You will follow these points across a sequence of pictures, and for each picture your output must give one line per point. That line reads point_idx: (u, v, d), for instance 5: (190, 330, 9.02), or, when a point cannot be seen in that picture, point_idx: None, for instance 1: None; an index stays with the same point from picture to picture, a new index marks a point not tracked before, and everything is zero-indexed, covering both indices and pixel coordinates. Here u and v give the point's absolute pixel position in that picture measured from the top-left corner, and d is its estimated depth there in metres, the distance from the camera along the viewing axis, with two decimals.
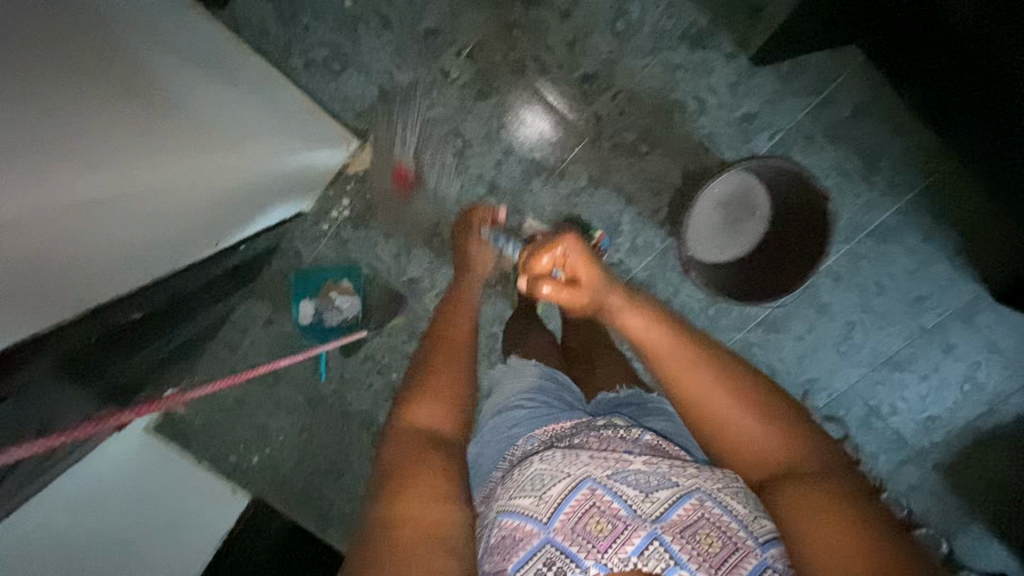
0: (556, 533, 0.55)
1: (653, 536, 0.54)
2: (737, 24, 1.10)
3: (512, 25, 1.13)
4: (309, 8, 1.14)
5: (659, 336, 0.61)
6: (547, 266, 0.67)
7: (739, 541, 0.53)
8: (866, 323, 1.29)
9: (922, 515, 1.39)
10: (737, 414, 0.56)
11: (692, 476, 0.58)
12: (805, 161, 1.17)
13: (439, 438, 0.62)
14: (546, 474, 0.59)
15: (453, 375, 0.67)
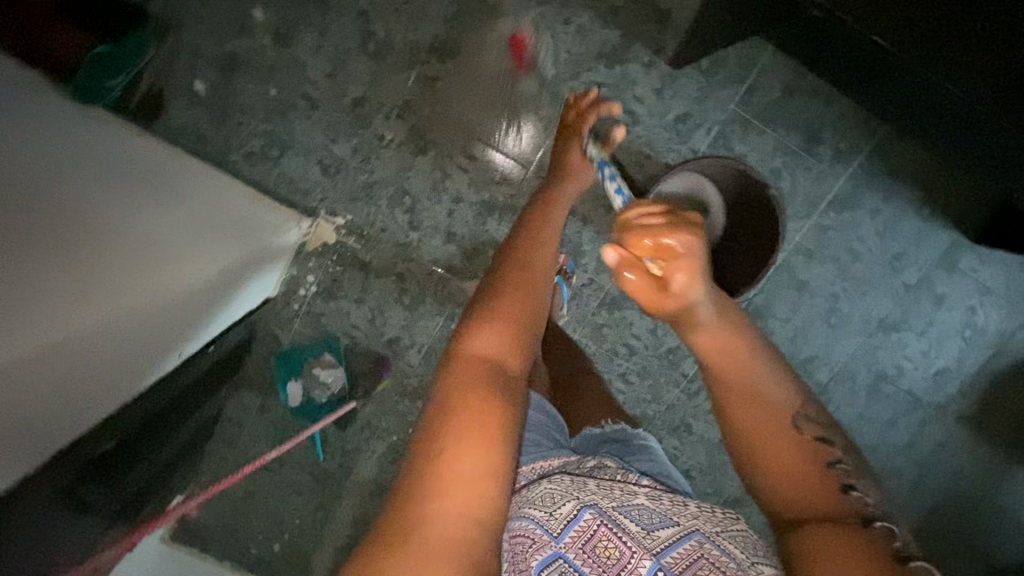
0: (566, 549, 0.57)
1: (655, 570, 0.55)
2: (647, 34, 1.12)
3: (434, 80, 1.16)
4: (238, 105, 1.18)
5: (725, 358, 0.62)
6: (647, 250, 0.59)
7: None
8: (849, 291, 1.28)
9: (959, 472, 1.34)
10: (784, 447, 0.59)
11: (692, 518, 0.60)
12: (747, 148, 1.17)
13: (504, 371, 0.58)
14: (557, 492, 0.61)
15: (526, 303, 0.62)
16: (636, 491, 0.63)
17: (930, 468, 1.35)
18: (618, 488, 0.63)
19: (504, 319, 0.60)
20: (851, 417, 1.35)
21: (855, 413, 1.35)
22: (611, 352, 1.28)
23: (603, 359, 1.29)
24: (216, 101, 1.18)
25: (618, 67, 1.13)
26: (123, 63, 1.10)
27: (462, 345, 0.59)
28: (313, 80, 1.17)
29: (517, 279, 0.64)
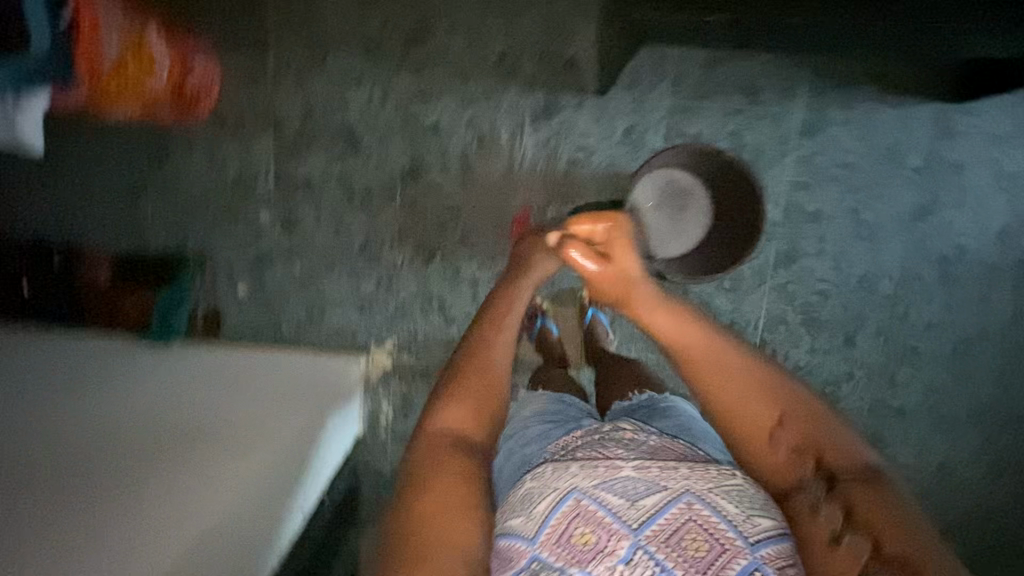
0: (542, 548, 0.65)
1: (636, 547, 0.63)
2: (567, 81, 1.24)
3: (414, 198, 1.30)
4: (273, 291, 1.35)
5: (676, 328, 0.78)
6: (587, 232, 0.82)
7: (727, 544, 0.63)
8: (866, 201, 1.28)
9: None
10: (760, 404, 0.74)
11: (680, 481, 0.68)
12: (699, 127, 1.25)
13: (467, 441, 0.76)
14: (534, 493, 0.70)
15: (479, 378, 0.81)
16: (622, 465, 0.71)
17: None
18: (601, 466, 0.71)
19: (463, 397, 0.79)
20: (936, 315, 1.33)
21: (939, 309, 1.33)
22: None
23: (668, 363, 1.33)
24: (254, 296, 1.35)
25: (558, 115, 1.25)
26: (177, 301, 1.30)
27: (436, 418, 0.77)
28: (325, 245, 1.33)
29: (470, 366, 0.81)
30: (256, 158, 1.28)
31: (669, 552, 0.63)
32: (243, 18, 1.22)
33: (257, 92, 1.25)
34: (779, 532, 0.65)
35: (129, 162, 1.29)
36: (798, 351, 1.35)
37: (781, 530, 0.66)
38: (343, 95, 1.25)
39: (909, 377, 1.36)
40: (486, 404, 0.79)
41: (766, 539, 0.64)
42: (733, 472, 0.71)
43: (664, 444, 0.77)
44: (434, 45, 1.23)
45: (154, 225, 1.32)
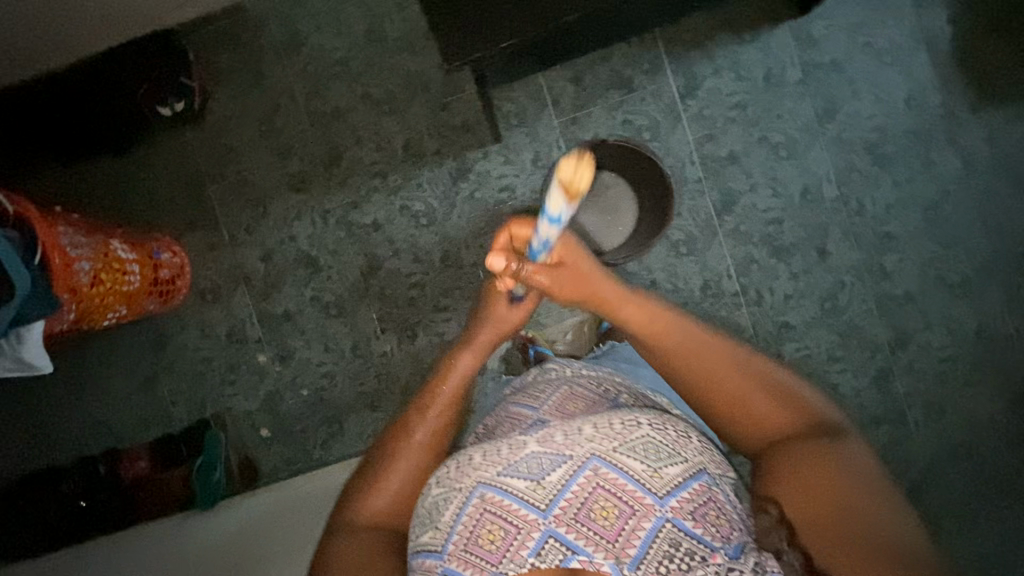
0: (451, 558, 0.75)
1: (548, 534, 0.73)
2: (467, 140, 1.39)
3: (380, 289, 1.41)
4: (291, 422, 1.44)
5: (661, 320, 0.84)
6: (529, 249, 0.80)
7: (638, 506, 0.73)
8: (770, 127, 1.35)
9: (1006, 148, 1.32)
10: (732, 385, 0.83)
11: (586, 448, 0.76)
12: (593, 130, 1.38)
13: (389, 522, 0.88)
14: (443, 500, 0.79)
15: (414, 449, 0.91)
16: (525, 443, 0.79)
17: (983, 168, 1.33)
18: (504, 451, 0.79)
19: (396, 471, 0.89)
20: (891, 197, 1.35)
21: (890, 191, 1.35)
22: None
23: None
24: (276, 433, 1.44)
25: (473, 171, 1.39)
26: (212, 459, 1.38)
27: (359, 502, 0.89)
28: (321, 362, 1.43)
29: (394, 447, 0.92)
30: (239, 312, 1.43)
31: (579, 528, 0.73)
32: (188, 202, 1.41)
33: (222, 257, 1.42)
34: (684, 479, 0.75)
35: (138, 357, 1.45)
36: (781, 282, 1.37)
37: (688, 473, 0.76)
38: (291, 231, 1.41)
39: (899, 263, 1.35)
40: (415, 482, 0.90)
41: (674, 490, 0.74)
42: (637, 423, 0.80)
43: (567, 393, 0.92)
44: (349, 159, 1.40)
45: (175, 403, 1.45)
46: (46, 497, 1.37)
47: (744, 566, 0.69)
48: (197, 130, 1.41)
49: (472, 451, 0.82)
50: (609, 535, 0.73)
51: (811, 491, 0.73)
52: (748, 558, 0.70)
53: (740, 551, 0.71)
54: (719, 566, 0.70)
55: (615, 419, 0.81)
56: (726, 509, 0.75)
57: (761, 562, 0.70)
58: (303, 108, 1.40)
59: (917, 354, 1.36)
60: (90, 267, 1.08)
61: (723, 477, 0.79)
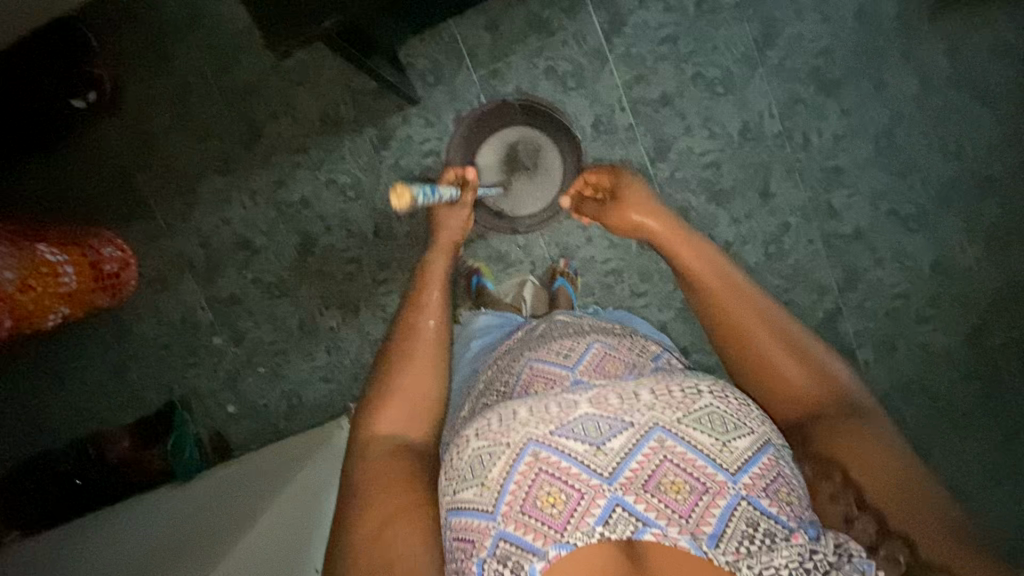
0: (505, 522, 0.58)
1: (614, 503, 0.58)
2: (384, 106, 1.33)
3: (317, 266, 1.41)
4: (252, 398, 1.50)
5: (701, 259, 0.79)
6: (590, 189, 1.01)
7: (710, 482, 0.58)
8: (704, 61, 1.25)
9: (960, 64, 1.21)
10: (774, 339, 0.71)
11: (647, 415, 0.62)
12: (514, 82, 1.29)
13: (408, 442, 0.73)
14: (487, 455, 0.62)
15: (415, 375, 0.78)
16: (576, 403, 0.65)
17: (936, 88, 1.22)
18: (555, 408, 0.64)
19: (416, 348, 0.81)
20: (839, 127, 1.25)
21: (838, 121, 1.25)
22: (605, 286, 1.36)
23: (607, 299, 1.36)
24: (239, 409, 1.51)
25: (394, 137, 1.34)
26: (181, 440, 1.46)
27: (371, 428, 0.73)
28: (271, 340, 1.46)
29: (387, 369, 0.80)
30: (187, 298, 1.46)
31: (648, 499, 0.58)
32: (121, 195, 1.41)
33: (162, 246, 1.43)
34: (756, 452, 0.60)
35: (103, 346, 1.52)
36: (722, 229, 1.30)
37: (760, 446, 0.61)
38: (224, 214, 1.41)
39: (848, 199, 1.27)
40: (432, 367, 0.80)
41: (748, 464, 0.59)
42: (699, 390, 0.65)
43: (602, 350, 0.79)
44: (268, 136, 1.36)
45: (146, 387, 1.53)
46: (47, 479, 1.44)
47: (825, 549, 0.54)
48: (115, 120, 1.39)
49: (514, 406, 0.67)
50: (682, 513, 0.57)
51: (884, 470, 0.58)
52: (827, 537, 0.55)
53: (819, 534, 0.56)
54: (803, 548, 0.54)
55: (669, 381, 0.67)
56: (798, 486, 0.60)
57: (842, 543, 0.54)
58: (213, 85, 1.35)
59: (868, 293, 1.30)
60: (15, 275, 1.12)
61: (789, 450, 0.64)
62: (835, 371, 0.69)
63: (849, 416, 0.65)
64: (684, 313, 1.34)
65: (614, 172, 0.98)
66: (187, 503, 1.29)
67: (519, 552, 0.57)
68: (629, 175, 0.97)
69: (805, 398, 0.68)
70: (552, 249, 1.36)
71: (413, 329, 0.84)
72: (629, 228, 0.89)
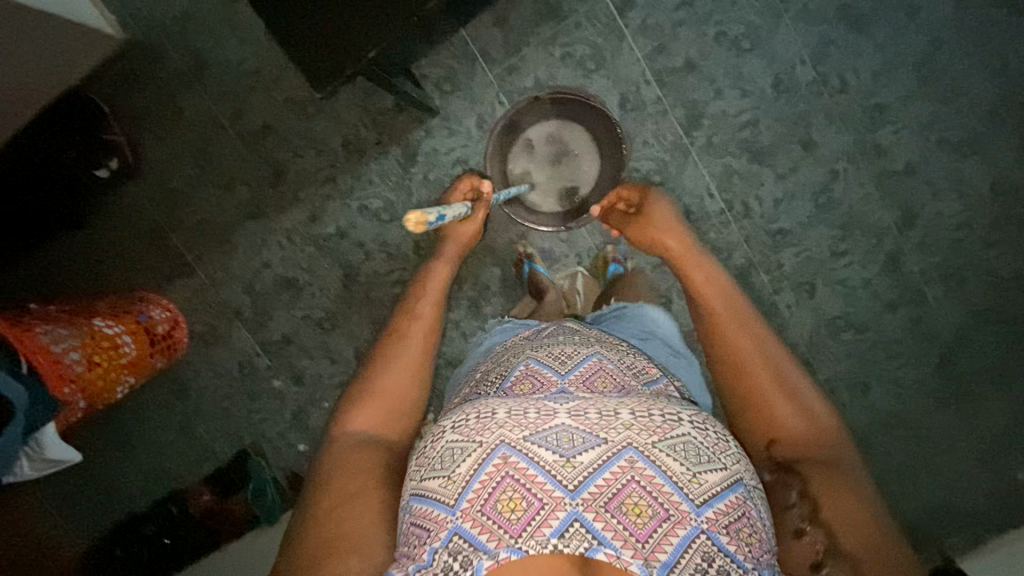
0: (463, 518, 0.59)
1: (572, 517, 0.58)
2: (406, 122, 1.31)
3: (364, 294, 1.40)
4: (320, 435, 1.50)
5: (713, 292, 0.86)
6: (618, 202, 1.14)
7: (672, 509, 0.58)
8: (725, 20, 1.21)
9: None
10: (769, 370, 0.75)
11: (622, 434, 0.62)
12: (532, 74, 1.26)
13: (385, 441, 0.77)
14: (460, 450, 0.63)
15: (398, 375, 0.82)
16: (556, 413, 0.65)
17: (970, 7, 1.18)
18: (533, 415, 0.65)
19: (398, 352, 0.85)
20: (875, 63, 1.20)
21: (873, 56, 1.20)
22: (656, 266, 1.33)
23: (660, 279, 1.34)
24: (308, 448, 1.51)
25: (420, 151, 1.31)
26: (261, 485, 1.47)
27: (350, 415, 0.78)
28: (331, 374, 1.45)
29: (381, 353, 0.86)
30: (241, 346, 1.46)
31: (608, 519, 0.58)
32: (158, 255, 1.41)
33: (207, 299, 1.43)
34: (726, 489, 0.61)
35: (168, 406, 1.53)
36: (768, 189, 1.27)
37: (730, 483, 0.61)
38: (263, 257, 1.40)
39: (895, 135, 1.23)
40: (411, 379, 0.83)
41: (714, 500, 0.60)
42: (679, 418, 0.66)
43: (599, 365, 0.77)
44: (294, 172, 1.35)
45: (215, 440, 1.53)
46: (135, 542, 1.47)
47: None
48: (138, 181, 1.38)
49: (495, 406, 0.67)
50: (640, 536, 0.57)
51: (838, 503, 0.62)
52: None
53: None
54: None
55: (652, 406, 0.67)
56: (763, 529, 0.61)
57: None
58: (231, 131, 1.34)
59: (929, 228, 1.26)
60: (82, 355, 1.11)
61: (759, 492, 0.64)
62: (827, 424, 0.72)
63: (825, 455, 0.68)
64: (742, 280, 1.30)
65: (642, 189, 1.10)
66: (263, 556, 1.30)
67: (471, 549, 0.57)
68: (655, 195, 1.07)
69: (792, 438, 0.71)
70: (596, 237, 1.34)
71: (398, 341, 0.87)
72: (648, 243, 1.02)
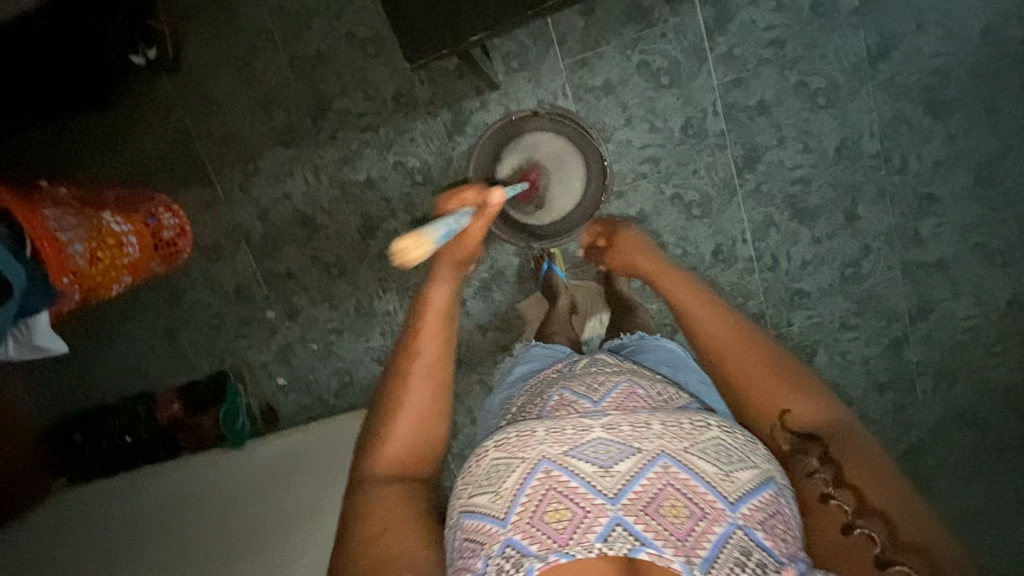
0: (513, 530, 0.55)
1: (615, 522, 0.54)
2: (464, 87, 1.26)
3: (379, 250, 1.38)
4: (305, 372, 1.50)
5: (689, 296, 0.80)
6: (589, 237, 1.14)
7: (708, 508, 0.55)
8: (810, 70, 1.18)
9: None
10: (765, 372, 0.68)
11: (655, 441, 0.59)
12: (602, 74, 1.22)
13: (414, 479, 0.67)
14: (504, 466, 0.60)
15: (416, 420, 0.69)
16: (591, 426, 0.62)
17: None
18: (572, 429, 0.62)
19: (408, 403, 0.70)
20: (940, 153, 1.19)
21: (941, 145, 1.19)
22: None
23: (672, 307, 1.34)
24: (288, 383, 1.51)
25: (470, 123, 1.27)
26: (234, 409, 1.45)
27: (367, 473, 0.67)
28: (327, 318, 1.44)
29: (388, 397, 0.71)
30: (242, 269, 1.43)
31: (648, 521, 0.54)
32: (177, 159, 1.36)
33: (220, 215, 1.39)
34: (759, 486, 0.57)
35: (156, 309, 1.51)
36: (800, 248, 1.27)
37: (762, 480, 0.57)
38: (285, 188, 1.36)
39: (936, 228, 1.23)
40: (425, 424, 0.70)
41: (748, 496, 0.56)
42: (707, 423, 0.63)
43: (631, 391, 0.71)
44: (338, 109, 1.30)
45: (197, 353, 1.53)
46: (97, 432, 1.48)
47: None
48: (174, 76, 1.32)
49: (534, 424, 0.65)
50: (679, 536, 0.53)
51: (870, 472, 0.56)
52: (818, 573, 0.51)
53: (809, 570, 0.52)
54: None
55: (682, 416, 0.64)
56: (797, 526, 0.56)
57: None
58: (280, 51, 1.28)
59: (939, 324, 1.28)
60: (85, 248, 1.08)
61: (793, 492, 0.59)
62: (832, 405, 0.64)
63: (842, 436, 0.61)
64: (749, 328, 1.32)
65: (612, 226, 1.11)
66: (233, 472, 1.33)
67: (521, 560, 0.53)
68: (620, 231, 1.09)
69: (804, 422, 0.63)
70: None
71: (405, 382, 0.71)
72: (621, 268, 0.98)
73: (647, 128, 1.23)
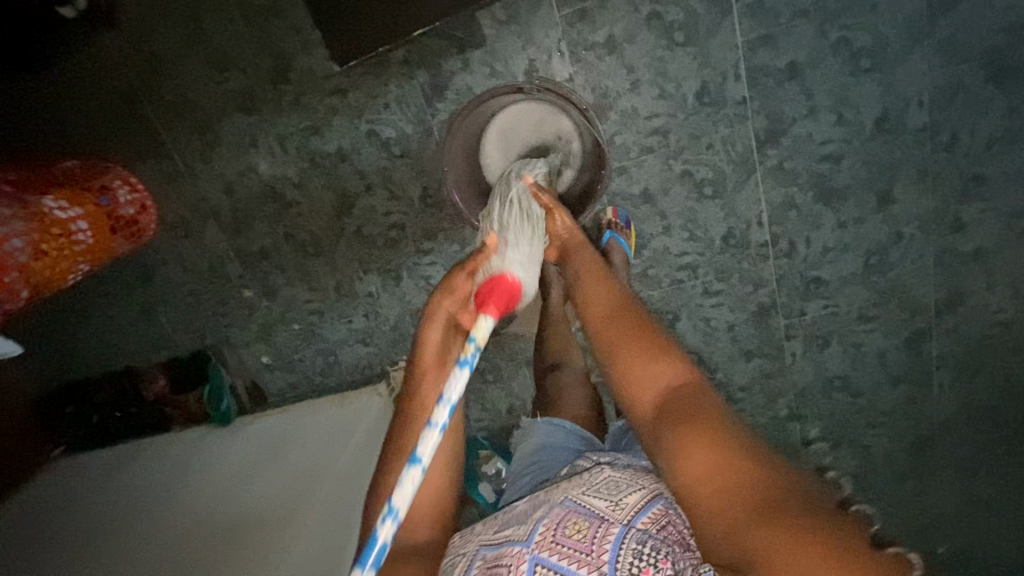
0: None
1: (534, 563, 0.60)
2: (444, 46, 1.09)
3: (356, 228, 1.26)
4: (287, 353, 1.43)
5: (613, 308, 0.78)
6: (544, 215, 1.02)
7: (602, 524, 0.62)
8: (851, 26, 1.00)
9: None
10: (633, 343, 0.72)
11: (558, 495, 0.67)
12: (605, 28, 1.04)
13: None
14: (455, 559, 0.69)
15: None
16: (517, 504, 0.71)
17: None
18: (502, 515, 0.71)
19: None
20: (997, 127, 1.03)
21: (1000, 118, 1.02)
22: (675, 282, 1.20)
23: (675, 295, 1.21)
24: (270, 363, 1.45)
25: (450, 86, 1.11)
26: (218, 389, 1.39)
27: None
28: (306, 299, 1.36)
29: None
30: (213, 247, 1.33)
31: (557, 550, 0.60)
32: (127, 126, 1.22)
33: (182, 189, 1.27)
34: (647, 501, 0.64)
35: (128, 287, 1.42)
36: (822, 233, 1.14)
37: (651, 497, 0.64)
38: (249, 159, 1.23)
39: (980, 213, 1.08)
40: None
41: (637, 510, 0.63)
42: (601, 467, 0.71)
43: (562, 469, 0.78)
44: (304, 70, 1.14)
45: (175, 331, 1.44)
46: (85, 406, 1.42)
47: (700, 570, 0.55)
48: (112, 32, 1.16)
49: (480, 520, 0.74)
50: (582, 551, 0.60)
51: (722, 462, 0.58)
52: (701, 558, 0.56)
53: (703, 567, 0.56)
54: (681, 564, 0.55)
55: (584, 471, 0.72)
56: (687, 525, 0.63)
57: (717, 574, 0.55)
58: (231, 1, 1.11)
59: (966, 318, 1.15)
60: (27, 243, 1.01)
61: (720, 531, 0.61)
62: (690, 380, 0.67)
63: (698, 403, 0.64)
64: (759, 319, 1.21)
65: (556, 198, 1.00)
66: (221, 453, 1.28)
67: None
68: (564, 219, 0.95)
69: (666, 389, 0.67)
70: None
71: None
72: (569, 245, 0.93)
73: (656, 94, 1.06)
